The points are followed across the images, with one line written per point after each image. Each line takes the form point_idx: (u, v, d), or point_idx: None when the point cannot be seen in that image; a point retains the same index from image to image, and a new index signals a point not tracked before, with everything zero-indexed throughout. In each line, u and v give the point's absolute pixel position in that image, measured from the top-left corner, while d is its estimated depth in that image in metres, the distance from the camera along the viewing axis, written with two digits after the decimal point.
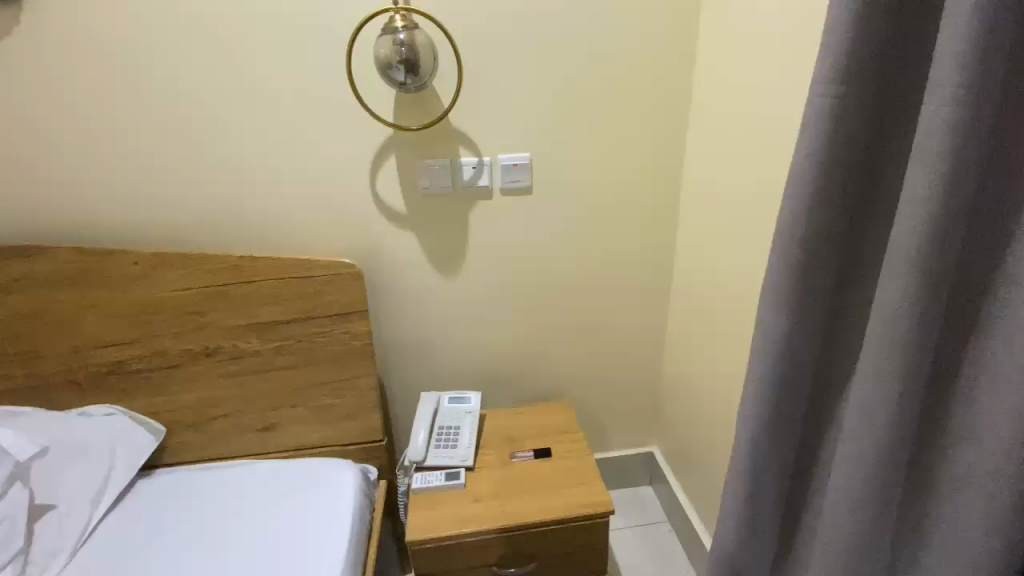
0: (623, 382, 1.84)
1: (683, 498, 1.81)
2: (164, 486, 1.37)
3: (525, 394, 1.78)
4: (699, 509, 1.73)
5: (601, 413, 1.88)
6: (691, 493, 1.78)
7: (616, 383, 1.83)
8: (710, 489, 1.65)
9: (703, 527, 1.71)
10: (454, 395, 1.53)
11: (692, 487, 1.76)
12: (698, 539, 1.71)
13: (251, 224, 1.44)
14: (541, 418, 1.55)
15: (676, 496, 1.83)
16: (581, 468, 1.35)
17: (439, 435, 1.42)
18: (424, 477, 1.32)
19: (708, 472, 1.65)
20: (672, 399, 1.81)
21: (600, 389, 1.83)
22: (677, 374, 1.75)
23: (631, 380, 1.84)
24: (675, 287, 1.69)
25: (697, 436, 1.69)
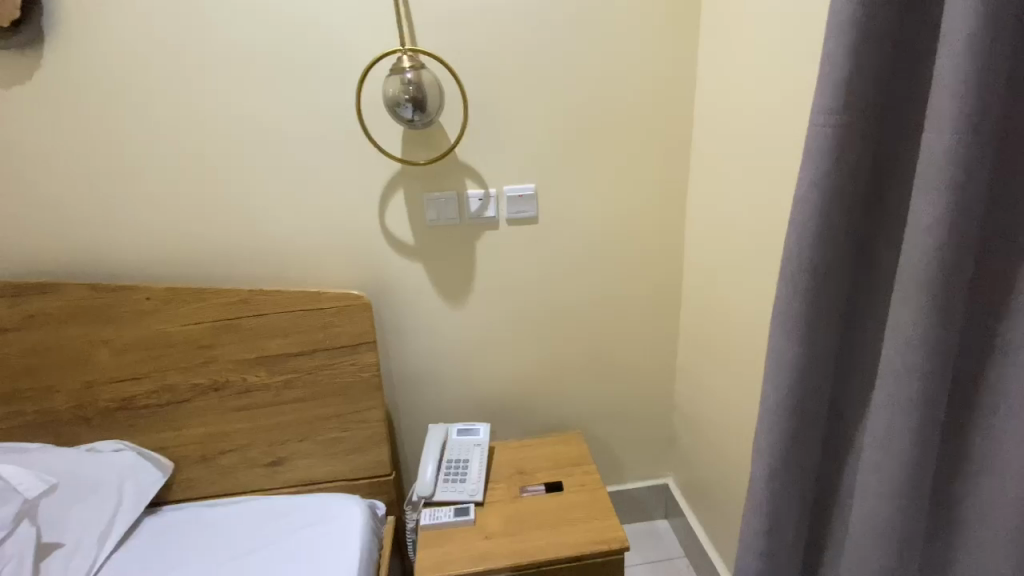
0: (634, 411, 1.81)
1: (700, 532, 1.75)
2: (170, 524, 1.35)
3: (535, 425, 1.75)
4: (717, 544, 1.67)
5: (613, 443, 1.84)
6: (708, 526, 1.72)
7: (627, 412, 1.80)
8: (727, 522, 1.60)
9: (722, 563, 1.64)
10: (462, 427, 1.52)
11: (709, 519, 1.71)
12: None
13: (261, 257, 1.46)
14: (551, 449, 1.52)
15: (693, 530, 1.77)
16: (593, 502, 1.32)
17: (448, 469, 1.40)
18: (433, 514, 1.29)
19: (724, 505, 1.60)
20: (684, 428, 1.77)
21: (611, 418, 1.80)
22: (689, 402, 1.72)
23: (642, 408, 1.81)
24: (685, 313, 1.68)
25: (712, 466, 1.64)
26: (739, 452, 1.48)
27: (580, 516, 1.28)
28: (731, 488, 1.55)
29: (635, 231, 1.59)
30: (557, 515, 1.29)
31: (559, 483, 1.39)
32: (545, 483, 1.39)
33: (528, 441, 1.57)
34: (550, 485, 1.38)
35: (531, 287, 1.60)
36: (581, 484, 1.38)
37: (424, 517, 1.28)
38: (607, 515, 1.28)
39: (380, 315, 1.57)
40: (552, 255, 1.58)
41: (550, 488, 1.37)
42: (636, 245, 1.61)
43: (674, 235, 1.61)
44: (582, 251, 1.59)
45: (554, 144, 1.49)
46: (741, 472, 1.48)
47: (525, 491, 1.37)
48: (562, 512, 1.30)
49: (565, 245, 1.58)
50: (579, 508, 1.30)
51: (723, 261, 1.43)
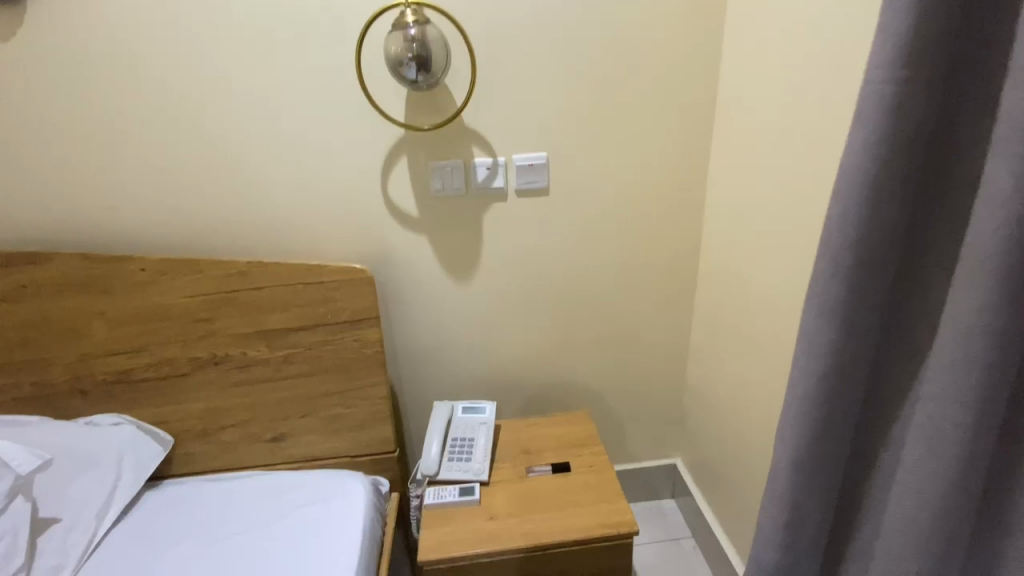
0: (644, 390, 1.76)
1: (709, 513, 1.72)
2: (172, 499, 1.33)
3: (541, 403, 1.72)
4: (726, 526, 1.64)
5: (621, 422, 1.80)
6: (716, 507, 1.69)
7: (636, 391, 1.76)
8: (737, 504, 1.56)
9: (730, 544, 1.62)
10: (468, 405, 1.48)
11: (718, 500, 1.68)
12: (725, 556, 1.62)
13: (259, 228, 1.40)
14: (558, 428, 1.49)
15: (701, 510, 1.75)
16: (601, 484, 1.28)
17: (452, 448, 1.37)
18: (438, 493, 1.26)
19: (735, 488, 1.56)
20: (696, 408, 1.73)
21: (619, 397, 1.76)
22: (701, 382, 1.67)
23: (652, 388, 1.76)
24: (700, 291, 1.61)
25: (722, 448, 1.60)
26: (751, 436, 1.43)
27: (586, 498, 1.25)
28: (741, 471, 1.51)
29: (650, 204, 1.51)
30: (562, 496, 1.26)
31: (567, 463, 1.35)
32: (553, 464, 1.35)
33: (534, 420, 1.53)
34: (558, 465, 1.35)
35: (540, 261, 1.54)
36: (590, 466, 1.34)
37: (428, 497, 1.25)
38: (617, 499, 1.24)
39: (383, 289, 1.51)
40: (563, 228, 1.51)
41: (558, 468, 1.34)
42: (652, 219, 1.53)
43: (693, 209, 1.53)
44: (594, 225, 1.52)
45: (566, 111, 1.39)
46: (754, 455, 1.43)
47: (532, 472, 1.34)
48: (567, 493, 1.26)
49: (576, 218, 1.50)
50: (586, 489, 1.27)
51: (743, 236, 1.35)
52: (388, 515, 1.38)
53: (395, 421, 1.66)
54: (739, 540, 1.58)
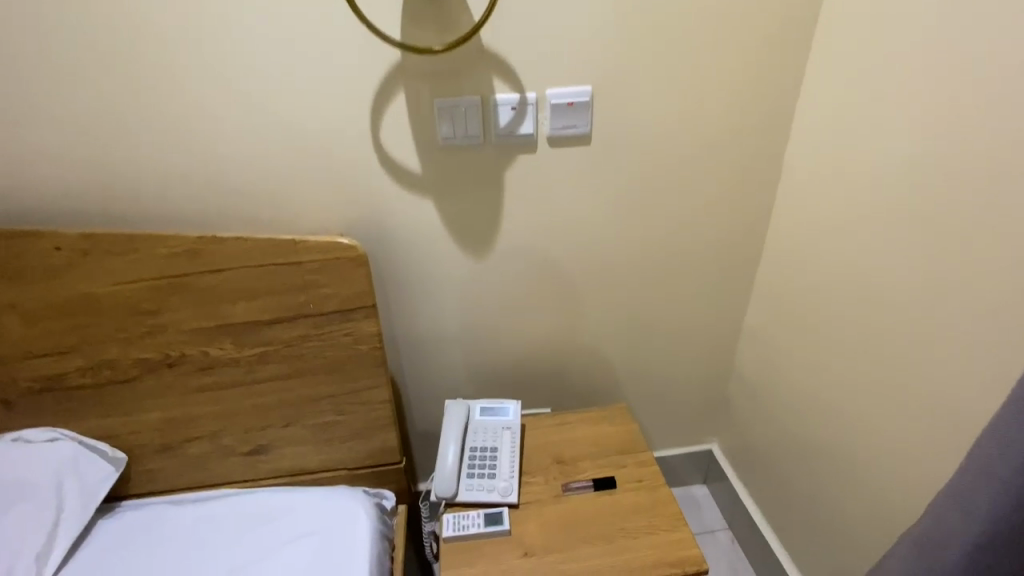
0: (685, 374, 1.52)
1: (751, 508, 1.53)
2: (132, 527, 1.09)
3: (566, 391, 1.48)
4: (773, 524, 1.46)
5: (656, 408, 1.58)
6: (762, 502, 1.50)
7: (677, 375, 1.52)
8: (793, 505, 1.37)
9: (778, 544, 1.44)
10: (488, 405, 1.23)
11: (764, 496, 1.49)
12: (771, 557, 1.45)
13: (214, 191, 1.07)
14: (595, 430, 1.25)
15: (742, 504, 1.56)
16: (655, 506, 1.07)
17: (472, 461, 1.14)
18: (459, 522, 1.04)
19: (792, 487, 1.36)
20: (743, 394, 1.51)
21: (656, 382, 1.52)
22: (754, 367, 1.44)
23: (694, 371, 1.52)
24: (766, 262, 1.34)
25: (777, 443, 1.39)
26: (824, 437, 1.21)
27: (639, 525, 1.03)
28: (803, 472, 1.31)
29: (716, 156, 1.20)
30: (611, 522, 1.04)
31: (612, 478, 1.13)
32: (595, 478, 1.13)
33: (566, 416, 1.30)
34: (602, 479, 1.12)
35: (574, 229, 1.24)
36: (640, 481, 1.12)
37: (447, 527, 1.03)
38: (678, 525, 1.03)
39: (376, 266, 1.21)
40: (605, 186, 1.20)
41: (603, 484, 1.12)
42: (715, 174, 1.22)
43: (766, 161, 1.22)
44: (643, 182, 1.21)
45: (620, 28, 1.04)
46: (824, 460, 1.22)
47: (571, 489, 1.11)
48: (616, 518, 1.05)
49: (622, 174, 1.19)
50: (639, 513, 1.05)
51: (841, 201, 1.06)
52: (398, 537, 1.16)
53: (396, 416, 1.41)
54: (791, 541, 1.40)
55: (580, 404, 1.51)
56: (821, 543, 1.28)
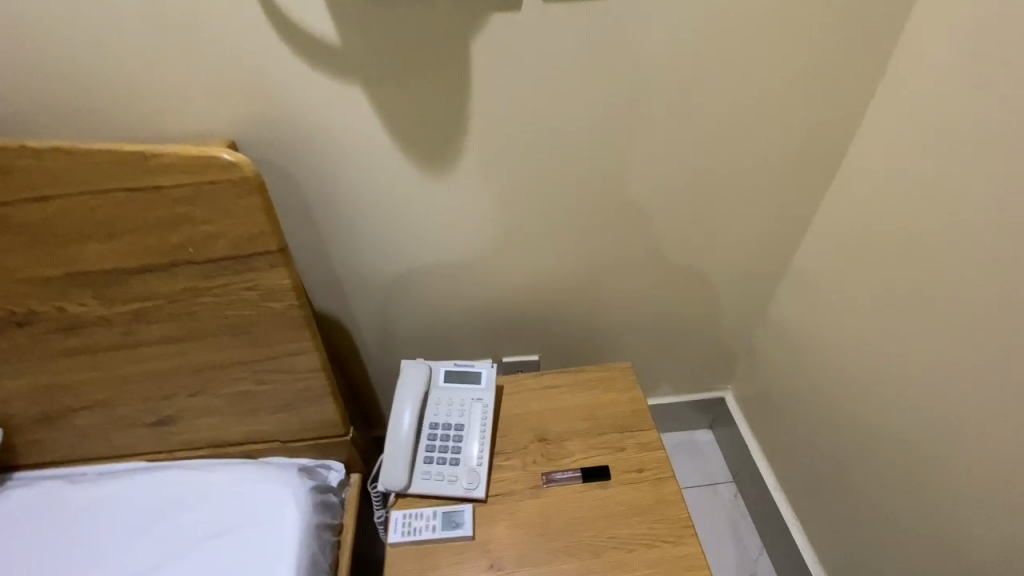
0: (704, 317, 1.24)
1: (763, 466, 1.34)
2: (21, 510, 0.90)
3: (557, 337, 1.21)
4: (785, 486, 1.28)
5: (665, 355, 1.32)
6: (776, 461, 1.31)
7: (694, 318, 1.23)
8: (814, 474, 1.17)
9: (788, 508, 1.27)
10: (453, 369, 0.98)
11: (780, 458, 1.29)
12: (778, 522, 1.29)
13: (23, 70, 0.69)
14: (589, 399, 1.00)
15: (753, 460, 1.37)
16: (655, 509, 0.85)
17: (430, 441, 0.91)
18: (407, 523, 0.83)
19: (817, 456, 1.15)
20: (773, 342, 1.23)
21: (667, 326, 1.24)
22: (793, 314, 1.14)
23: (716, 315, 1.24)
24: (841, 183, 0.98)
25: (807, 406, 1.14)
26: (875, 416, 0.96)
27: (633, 535, 0.82)
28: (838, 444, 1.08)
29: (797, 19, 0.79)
30: (597, 529, 0.83)
31: (606, 468, 0.90)
32: (584, 468, 0.90)
33: (553, 377, 1.04)
34: (592, 470, 0.90)
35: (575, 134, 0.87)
36: (639, 472, 0.89)
37: (393, 529, 0.83)
38: (682, 537, 0.82)
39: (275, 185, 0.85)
40: (624, 69, 0.81)
41: (593, 477, 0.89)
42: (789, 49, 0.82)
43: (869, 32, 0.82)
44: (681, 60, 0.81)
45: None
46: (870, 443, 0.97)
47: (554, 482, 0.89)
48: (605, 524, 0.83)
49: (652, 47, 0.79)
50: (635, 518, 0.84)
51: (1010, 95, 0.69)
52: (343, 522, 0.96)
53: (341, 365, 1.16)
54: (802, 508, 1.22)
55: (573, 351, 1.25)
56: (841, 522, 1.08)
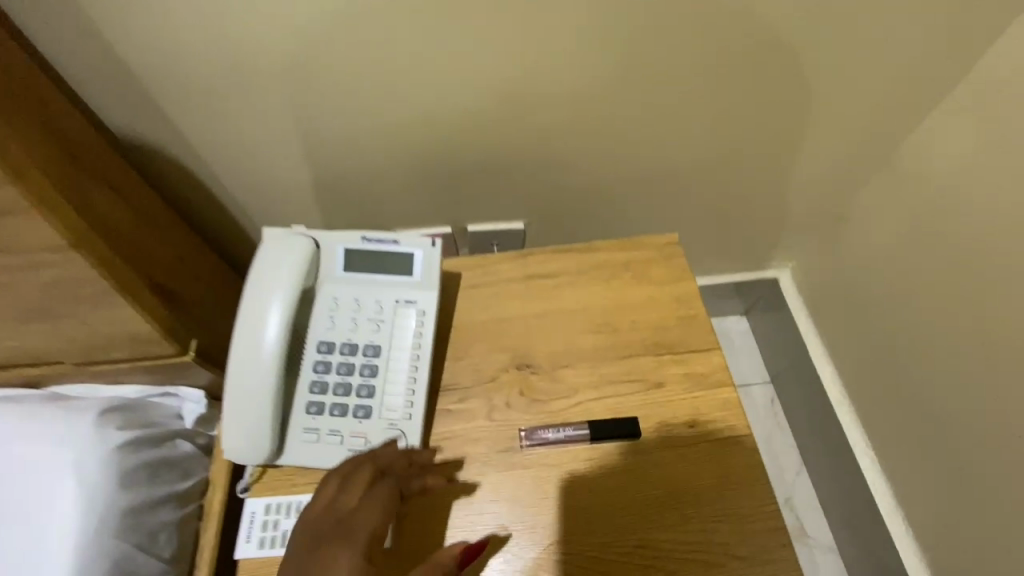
0: (794, 163, 0.76)
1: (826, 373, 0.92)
2: None
3: (557, 195, 0.74)
4: (864, 409, 0.87)
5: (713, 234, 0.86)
6: (852, 374, 0.88)
7: (779, 165, 0.76)
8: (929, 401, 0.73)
9: (861, 437, 0.87)
10: (359, 247, 0.50)
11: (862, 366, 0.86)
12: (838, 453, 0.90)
13: None
14: (607, 300, 0.58)
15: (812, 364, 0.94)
16: (715, 501, 0.47)
17: (318, 377, 0.49)
18: (272, 524, 0.45)
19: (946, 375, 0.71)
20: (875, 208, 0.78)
21: (731, 180, 0.77)
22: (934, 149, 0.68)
23: (813, 161, 0.76)
24: None
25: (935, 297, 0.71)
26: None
27: (672, 546, 0.45)
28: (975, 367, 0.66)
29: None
30: (610, 532, 0.46)
31: (636, 425, 0.50)
32: (596, 423, 0.50)
33: (543, 261, 0.61)
34: (611, 425, 0.50)
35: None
36: (690, 430, 0.50)
37: (242, 531, 0.45)
38: (761, 552, 0.45)
39: None
40: None
41: (611, 439, 0.50)
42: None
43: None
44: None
45: None
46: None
47: (540, 445, 0.50)
48: (623, 523, 0.47)
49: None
50: (676, 514, 0.46)
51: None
52: (205, 482, 0.61)
53: (204, 237, 0.71)
54: (891, 440, 0.82)
55: (581, 221, 0.79)
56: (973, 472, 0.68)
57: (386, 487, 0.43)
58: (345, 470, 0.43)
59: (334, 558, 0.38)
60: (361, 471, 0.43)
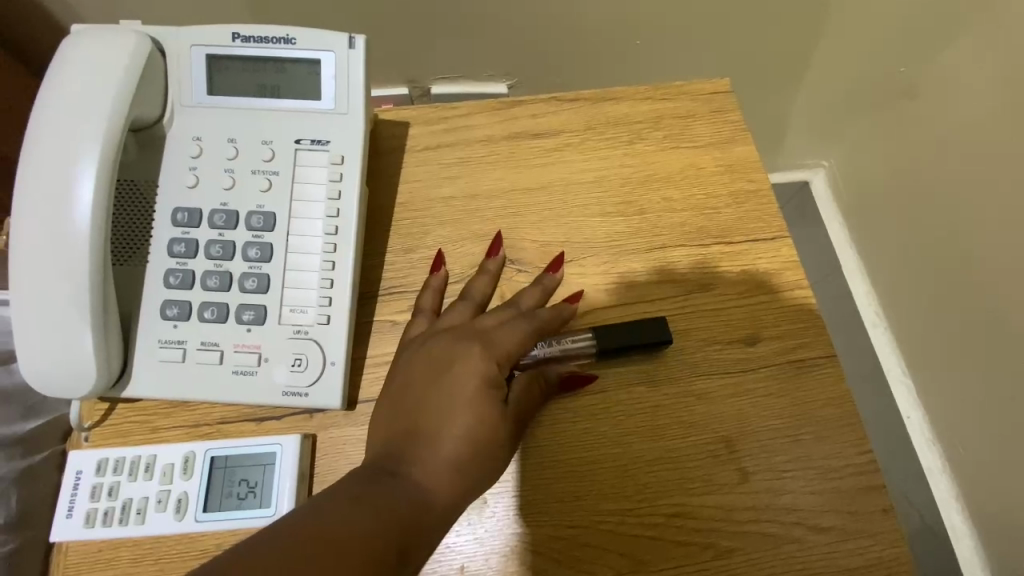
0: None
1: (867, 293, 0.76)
2: None
3: (555, 33, 0.53)
4: (902, 329, 0.72)
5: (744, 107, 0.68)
6: (893, 290, 0.72)
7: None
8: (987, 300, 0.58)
9: (897, 362, 0.72)
10: (233, 53, 0.31)
11: (908, 284, 0.70)
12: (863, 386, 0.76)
13: None
14: (629, 170, 0.40)
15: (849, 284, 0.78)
16: (784, 448, 0.32)
17: (175, 263, 0.31)
18: (108, 491, 0.29)
19: (1014, 270, 0.54)
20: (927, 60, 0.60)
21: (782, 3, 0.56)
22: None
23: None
24: None
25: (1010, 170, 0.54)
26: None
27: (722, 516, 0.30)
28: None
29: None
30: (630, 496, 0.31)
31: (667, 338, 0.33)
32: (606, 334, 0.33)
33: (535, 115, 0.42)
34: (627, 340, 0.33)
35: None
36: (746, 349, 0.34)
37: (61, 502, 0.29)
38: (849, 521, 0.30)
39: None
40: None
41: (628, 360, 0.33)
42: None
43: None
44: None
45: None
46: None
47: (518, 370, 0.33)
48: (650, 485, 0.31)
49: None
50: (729, 470, 0.31)
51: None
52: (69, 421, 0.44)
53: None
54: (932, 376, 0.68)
55: (582, 82, 0.58)
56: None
57: (535, 319, 0.31)
58: (469, 289, 0.35)
59: (468, 355, 0.28)
60: (486, 297, 0.35)
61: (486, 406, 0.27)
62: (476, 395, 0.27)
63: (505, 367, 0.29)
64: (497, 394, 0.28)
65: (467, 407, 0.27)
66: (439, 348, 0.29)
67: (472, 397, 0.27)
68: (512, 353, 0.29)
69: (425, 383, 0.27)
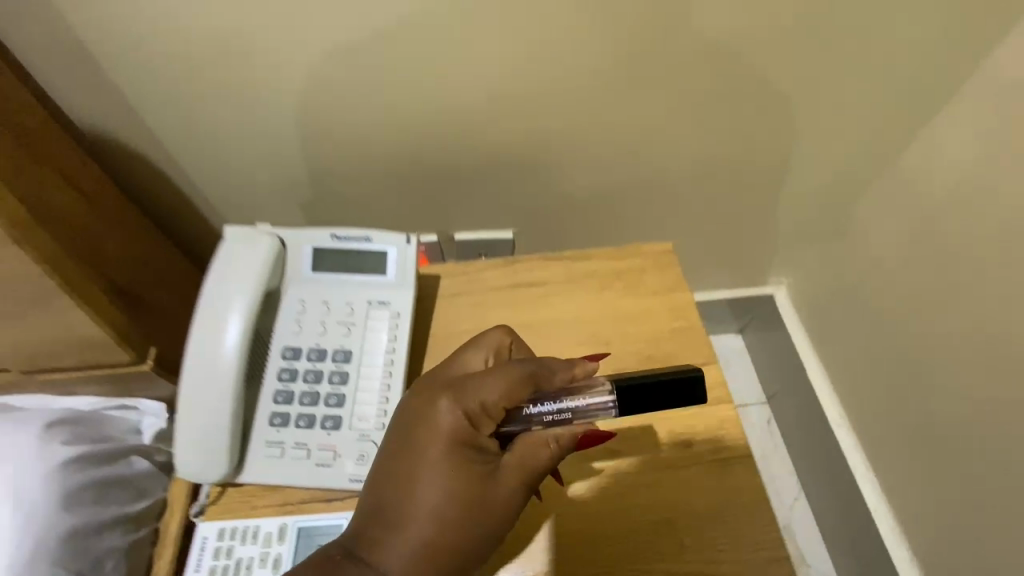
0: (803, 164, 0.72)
1: (828, 394, 0.88)
2: None
3: (551, 199, 0.70)
4: (863, 429, 0.82)
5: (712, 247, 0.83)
6: (850, 393, 0.83)
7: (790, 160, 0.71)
8: (923, 405, 0.69)
9: (861, 459, 0.81)
10: (329, 246, 0.48)
11: (863, 389, 0.81)
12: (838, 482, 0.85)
13: None
14: (600, 312, 0.55)
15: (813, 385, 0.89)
16: (713, 525, 0.43)
17: (282, 384, 0.45)
18: (225, 551, 0.41)
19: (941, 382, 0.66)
20: None
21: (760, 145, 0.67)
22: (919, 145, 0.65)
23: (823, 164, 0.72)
24: None
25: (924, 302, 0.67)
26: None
27: None
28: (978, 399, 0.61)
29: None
30: (599, 562, 0.42)
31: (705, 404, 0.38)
32: (660, 376, 0.37)
33: (530, 269, 0.58)
34: (679, 389, 0.37)
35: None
36: (684, 449, 0.46)
37: (191, 559, 0.41)
38: None
39: None
40: None
41: (656, 406, 0.37)
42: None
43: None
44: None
45: None
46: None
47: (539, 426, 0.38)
48: (614, 554, 0.42)
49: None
50: (671, 543, 0.42)
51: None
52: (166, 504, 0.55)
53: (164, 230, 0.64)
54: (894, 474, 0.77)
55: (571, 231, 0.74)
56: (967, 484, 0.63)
57: (517, 371, 0.36)
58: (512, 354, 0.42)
59: (436, 414, 0.35)
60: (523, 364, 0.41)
61: (447, 466, 0.34)
62: (443, 450, 0.34)
63: (474, 417, 0.35)
64: (464, 451, 0.35)
65: (434, 464, 0.34)
66: (417, 405, 0.36)
67: (437, 455, 0.34)
68: (480, 407, 0.35)
69: (405, 437, 0.35)
